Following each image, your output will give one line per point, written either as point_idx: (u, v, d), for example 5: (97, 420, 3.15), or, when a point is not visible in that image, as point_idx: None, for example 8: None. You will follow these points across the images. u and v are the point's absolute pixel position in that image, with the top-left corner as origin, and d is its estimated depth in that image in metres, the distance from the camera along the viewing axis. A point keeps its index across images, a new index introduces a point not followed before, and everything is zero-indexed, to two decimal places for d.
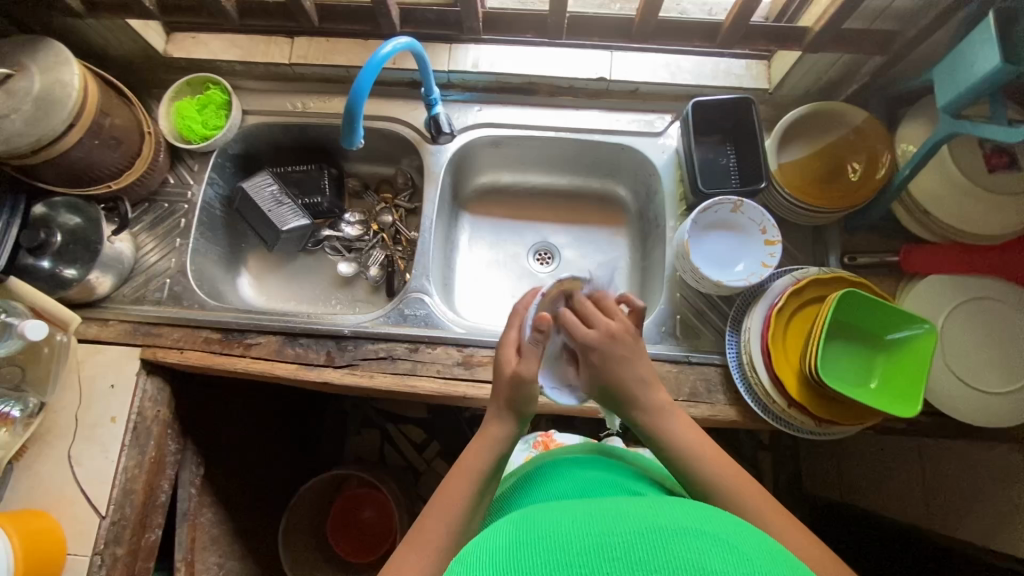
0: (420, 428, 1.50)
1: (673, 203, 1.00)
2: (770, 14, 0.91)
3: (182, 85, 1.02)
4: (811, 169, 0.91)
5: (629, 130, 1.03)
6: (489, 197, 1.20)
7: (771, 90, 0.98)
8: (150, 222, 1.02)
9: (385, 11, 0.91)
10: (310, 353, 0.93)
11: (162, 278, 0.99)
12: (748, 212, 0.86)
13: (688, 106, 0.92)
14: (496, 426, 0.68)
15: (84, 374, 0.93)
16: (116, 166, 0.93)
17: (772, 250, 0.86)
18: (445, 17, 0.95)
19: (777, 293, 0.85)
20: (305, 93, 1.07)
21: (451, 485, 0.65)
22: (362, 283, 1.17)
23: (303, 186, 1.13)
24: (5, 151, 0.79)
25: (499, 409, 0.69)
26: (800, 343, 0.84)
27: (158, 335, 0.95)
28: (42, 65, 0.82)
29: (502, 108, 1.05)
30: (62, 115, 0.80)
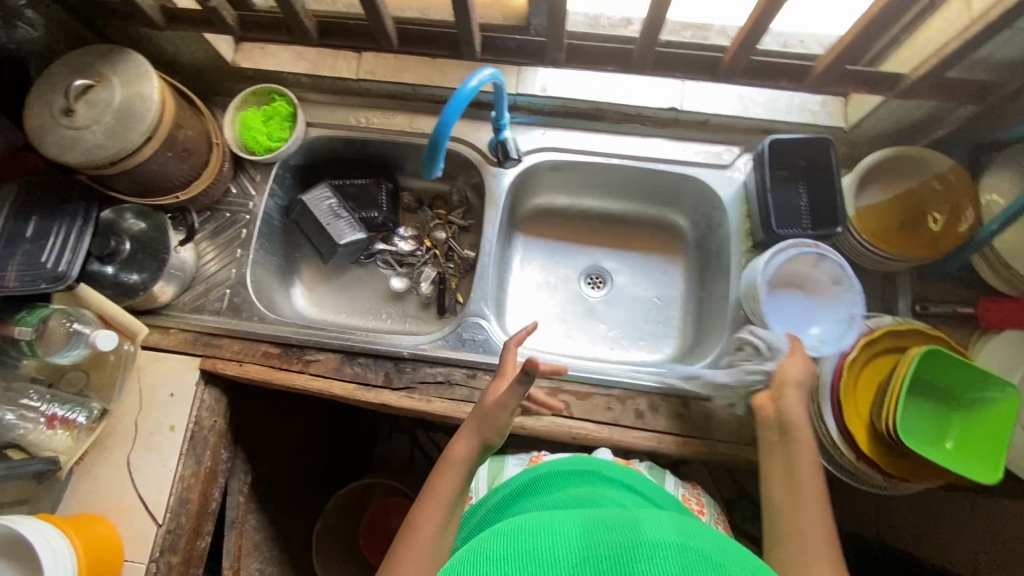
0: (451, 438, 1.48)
1: (738, 239, 0.99)
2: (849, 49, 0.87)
3: (247, 95, 1.02)
4: (888, 214, 0.89)
5: (695, 161, 1.01)
6: (543, 218, 1.19)
7: (847, 129, 0.96)
8: (212, 230, 1.03)
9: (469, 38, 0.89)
10: (368, 373, 0.93)
11: (222, 288, 1.00)
12: (824, 268, 0.89)
13: (764, 143, 0.90)
14: (461, 446, 0.74)
15: (145, 381, 0.93)
16: (184, 177, 0.93)
17: (853, 312, 0.87)
18: (526, 46, 0.92)
19: (850, 342, 0.84)
20: (368, 108, 1.06)
21: (426, 504, 0.71)
22: (413, 298, 1.17)
23: (360, 200, 1.13)
24: (83, 163, 0.79)
25: (470, 432, 0.75)
26: (871, 395, 0.83)
27: (218, 346, 0.95)
28: (123, 77, 0.81)
29: (568, 133, 1.03)
30: (140, 130, 0.80)
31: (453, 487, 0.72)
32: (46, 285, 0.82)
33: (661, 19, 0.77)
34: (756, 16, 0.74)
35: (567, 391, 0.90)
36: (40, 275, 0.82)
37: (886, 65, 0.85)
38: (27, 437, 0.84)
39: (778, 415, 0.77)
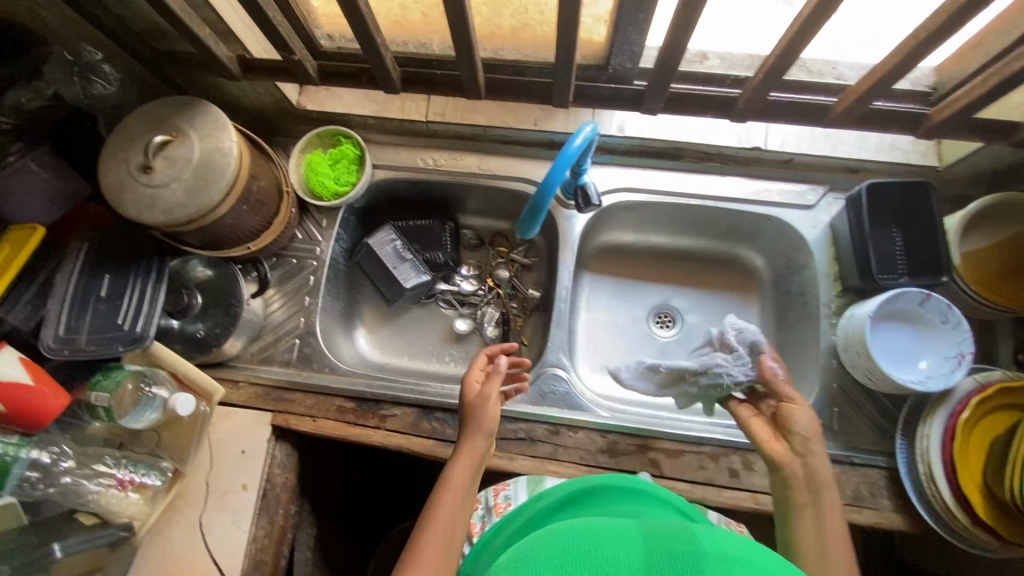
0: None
1: (826, 282, 0.95)
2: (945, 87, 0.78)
3: (313, 138, 0.99)
4: (994, 262, 0.85)
5: (777, 201, 0.98)
6: (609, 255, 1.15)
7: (940, 167, 0.92)
8: (278, 278, 1.00)
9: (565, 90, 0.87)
10: (447, 428, 0.89)
11: (291, 338, 0.97)
12: (932, 305, 0.81)
13: (860, 186, 0.87)
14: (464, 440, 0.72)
15: (215, 438, 0.90)
16: (255, 228, 0.90)
17: (963, 347, 0.79)
18: (620, 94, 0.90)
19: (961, 399, 0.80)
20: (436, 149, 1.04)
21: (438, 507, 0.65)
22: (476, 340, 1.13)
23: (424, 241, 1.11)
24: (163, 222, 0.76)
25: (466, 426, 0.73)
26: (982, 454, 0.79)
27: (290, 401, 0.92)
28: (200, 131, 0.78)
29: (644, 172, 1.01)
30: (221, 187, 0.77)
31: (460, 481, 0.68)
32: (123, 347, 0.78)
33: (784, 69, 0.73)
34: (878, 70, 0.69)
35: (656, 448, 0.87)
36: (118, 337, 0.79)
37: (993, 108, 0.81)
38: (99, 502, 0.79)
39: (805, 472, 0.72)
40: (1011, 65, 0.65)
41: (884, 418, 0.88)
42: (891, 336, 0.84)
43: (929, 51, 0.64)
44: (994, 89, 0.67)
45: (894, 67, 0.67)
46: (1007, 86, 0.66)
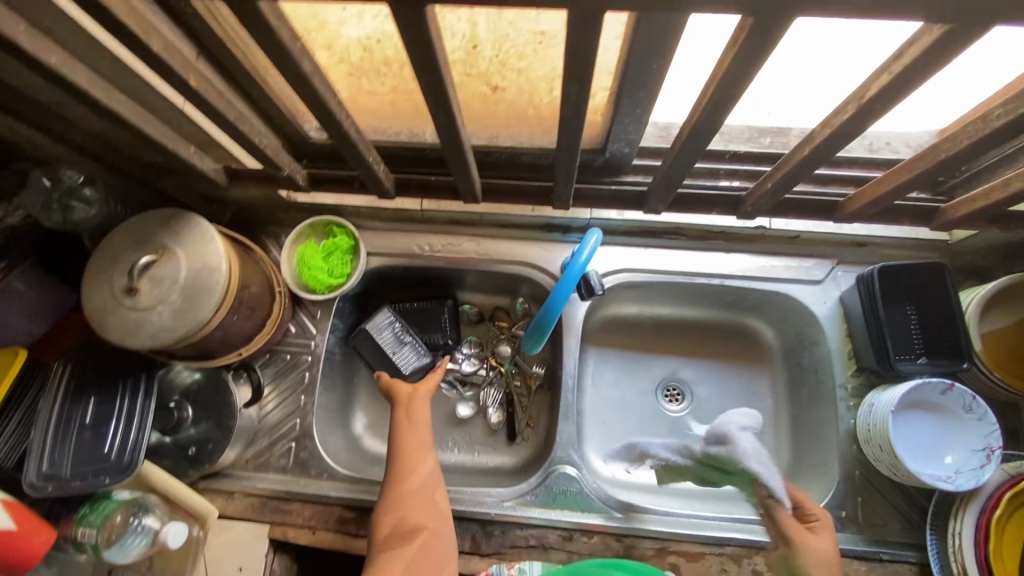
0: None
1: (841, 361, 0.92)
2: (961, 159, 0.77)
3: (306, 228, 0.96)
4: (1015, 343, 0.82)
5: (784, 277, 0.95)
6: (613, 327, 1.12)
7: (949, 241, 0.91)
8: (272, 376, 0.96)
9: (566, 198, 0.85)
10: (453, 538, 0.85)
11: (287, 441, 0.93)
12: (955, 396, 0.78)
13: (871, 268, 0.85)
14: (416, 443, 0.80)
15: (211, 557, 0.85)
16: (247, 333, 0.86)
17: (991, 441, 0.76)
18: (622, 194, 0.90)
19: (991, 493, 0.76)
20: (432, 235, 1.01)
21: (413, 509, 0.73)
22: (480, 422, 1.09)
23: (422, 324, 1.07)
24: (150, 347, 0.73)
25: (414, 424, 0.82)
26: (1017, 552, 0.75)
27: (288, 512, 0.88)
28: (187, 247, 0.75)
29: (646, 252, 0.98)
30: (210, 306, 0.74)
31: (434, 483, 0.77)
32: (111, 479, 0.74)
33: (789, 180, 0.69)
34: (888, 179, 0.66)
35: (674, 551, 0.83)
36: (105, 468, 0.74)
37: None
38: None
39: None
40: None
41: (912, 508, 0.84)
42: (913, 429, 0.79)
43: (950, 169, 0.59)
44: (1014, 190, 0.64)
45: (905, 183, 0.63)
46: None
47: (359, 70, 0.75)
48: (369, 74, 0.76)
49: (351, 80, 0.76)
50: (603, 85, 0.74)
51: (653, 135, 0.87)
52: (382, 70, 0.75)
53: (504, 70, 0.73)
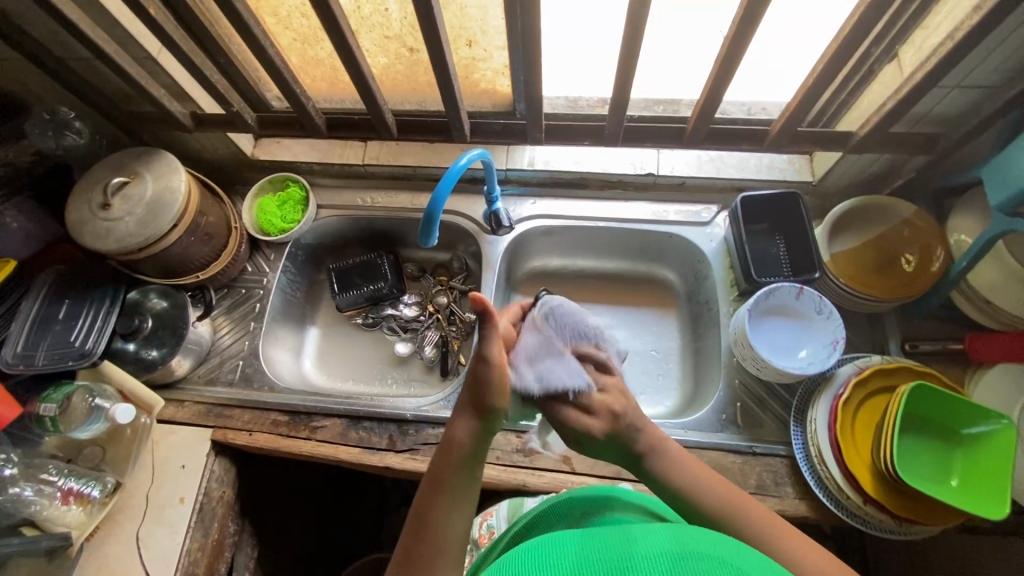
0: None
1: (724, 289, 1.03)
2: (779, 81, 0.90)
3: (265, 184, 1.13)
4: (864, 259, 0.94)
5: (675, 220, 1.08)
6: (539, 279, 1.22)
7: (814, 182, 1.03)
8: (228, 306, 1.10)
9: (460, 126, 0.99)
10: (373, 437, 0.95)
11: (235, 360, 1.06)
12: (807, 299, 0.88)
13: (736, 200, 0.97)
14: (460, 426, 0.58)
15: (158, 454, 0.96)
16: (205, 258, 1.02)
17: (837, 335, 0.86)
18: (511, 129, 1.03)
19: (842, 383, 0.85)
20: (373, 189, 1.17)
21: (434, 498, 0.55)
22: (417, 362, 1.19)
23: (366, 273, 1.21)
24: (116, 250, 0.88)
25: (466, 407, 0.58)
26: (869, 435, 0.83)
27: (229, 416, 0.99)
28: (155, 173, 0.92)
29: (555, 201, 1.13)
30: (169, 218, 0.89)
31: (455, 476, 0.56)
32: (73, 362, 0.88)
33: (626, 102, 0.84)
34: (704, 95, 0.82)
35: (567, 446, 0.91)
36: (68, 353, 0.89)
37: (841, 123, 0.92)
38: (43, 513, 0.85)
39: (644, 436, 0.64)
40: (810, 81, 0.77)
41: (785, 411, 0.92)
42: (771, 335, 0.91)
43: (730, 78, 0.77)
44: (805, 102, 0.78)
45: (708, 98, 0.81)
46: (812, 102, 0.78)
47: (302, 37, 0.90)
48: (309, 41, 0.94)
49: (297, 45, 0.92)
50: (500, 45, 0.91)
51: (563, 105, 1.04)
52: (320, 36, 0.89)
53: (414, 32, 0.88)
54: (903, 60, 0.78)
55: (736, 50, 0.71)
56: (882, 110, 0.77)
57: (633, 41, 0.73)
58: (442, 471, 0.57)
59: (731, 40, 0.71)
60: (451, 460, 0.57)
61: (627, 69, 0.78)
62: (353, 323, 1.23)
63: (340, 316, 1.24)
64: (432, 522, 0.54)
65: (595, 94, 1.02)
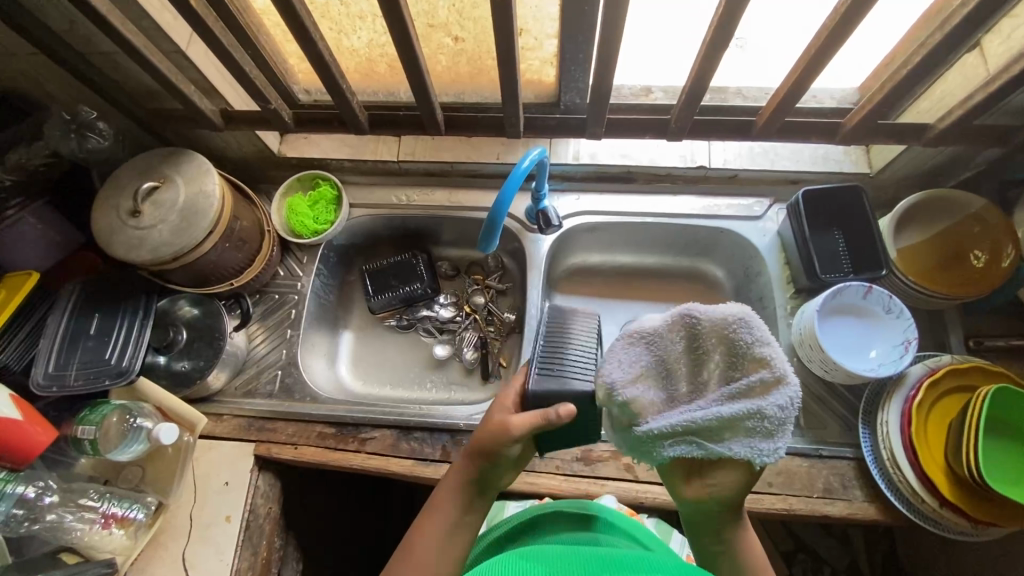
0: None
1: (780, 286, 1.00)
2: (847, 69, 0.86)
3: (294, 182, 1.07)
4: (929, 255, 0.91)
5: (727, 214, 1.04)
6: (580, 277, 1.18)
7: (872, 174, 0.99)
8: (261, 313, 1.05)
9: (513, 121, 0.93)
10: (425, 448, 0.92)
11: (273, 370, 1.01)
12: (875, 298, 0.86)
13: (797, 194, 0.94)
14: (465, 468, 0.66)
15: (200, 471, 0.92)
16: (239, 265, 0.96)
17: (908, 334, 0.84)
18: (567, 123, 0.96)
19: (914, 384, 0.83)
20: (408, 186, 1.12)
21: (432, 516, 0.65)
22: (456, 365, 1.15)
23: (400, 274, 1.16)
24: (150, 260, 0.82)
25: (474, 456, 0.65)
26: (942, 437, 0.81)
27: (272, 430, 0.95)
28: (187, 176, 0.86)
29: (600, 196, 1.08)
30: (204, 225, 0.83)
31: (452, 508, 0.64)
32: (109, 380, 0.83)
33: (699, 93, 0.79)
34: (782, 88, 0.77)
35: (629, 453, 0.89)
36: (105, 371, 0.84)
37: (908, 114, 0.89)
38: (83, 539, 0.81)
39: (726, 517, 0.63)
40: (899, 73, 0.73)
41: (849, 412, 0.90)
42: (838, 335, 0.89)
43: (817, 71, 0.72)
44: (891, 94, 0.75)
45: (788, 93, 0.77)
46: (897, 93, 0.74)
47: (342, 26, 0.84)
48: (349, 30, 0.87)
49: (335, 35, 0.85)
50: (551, 33, 0.85)
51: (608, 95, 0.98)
52: (359, 24, 0.83)
53: (464, 19, 0.83)
54: (988, 50, 0.74)
55: (830, 43, 0.67)
56: (969, 102, 0.74)
57: (720, 28, 0.68)
58: (446, 493, 0.66)
59: (829, 30, 0.66)
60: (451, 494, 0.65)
61: (705, 61, 0.73)
62: (387, 326, 1.19)
63: (373, 318, 1.19)
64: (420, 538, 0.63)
65: (640, 82, 0.97)
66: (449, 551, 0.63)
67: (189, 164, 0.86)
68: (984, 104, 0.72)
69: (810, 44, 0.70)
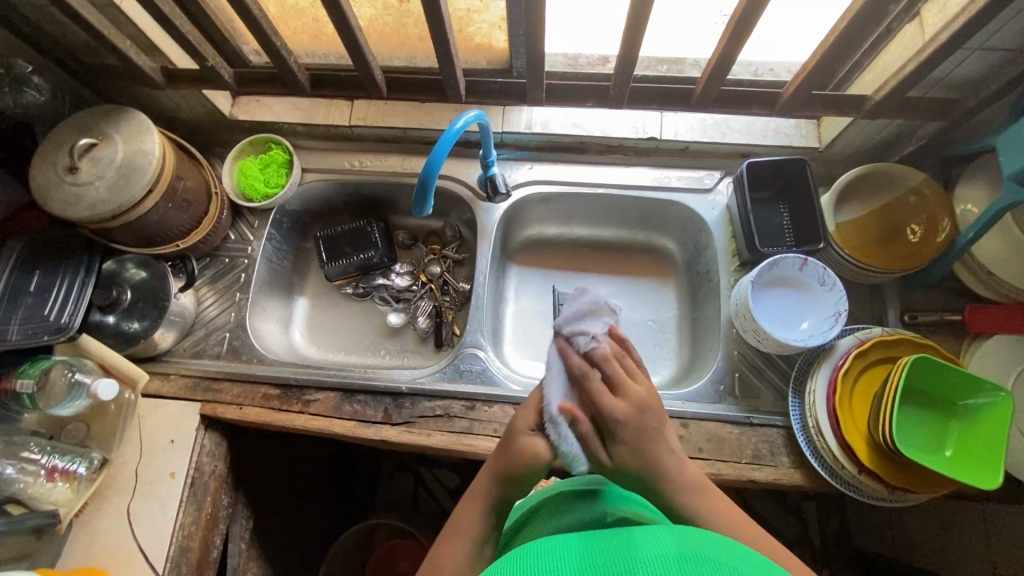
0: (451, 470, 1.36)
1: (724, 259, 1.01)
2: (789, 39, 0.86)
3: (245, 145, 1.06)
4: (868, 230, 0.92)
5: (677, 186, 1.05)
6: (536, 248, 1.18)
7: (821, 148, 0.99)
8: (212, 276, 1.06)
9: (454, 84, 0.92)
10: (368, 410, 0.94)
11: (222, 332, 1.02)
12: (810, 270, 0.87)
13: (742, 166, 0.94)
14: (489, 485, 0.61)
15: (145, 429, 0.93)
16: (185, 226, 0.96)
17: (839, 306, 0.86)
18: (510, 88, 0.97)
19: (842, 354, 0.85)
20: (361, 152, 1.11)
21: (456, 528, 0.60)
22: (410, 332, 1.16)
23: (355, 242, 1.15)
24: (87, 218, 0.82)
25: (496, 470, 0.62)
26: (866, 406, 0.83)
27: (218, 390, 0.96)
28: (125, 134, 0.85)
29: (553, 165, 1.08)
30: (142, 182, 0.83)
31: (475, 527, 0.60)
32: (48, 337, 0.84)
33: (634, 60, 0.79)
34: (716, 55, 0.77)
35: None
36: (44, 327, 0.84)
37: (853, 87, 0.89)
38: (27, 491, 0.83)
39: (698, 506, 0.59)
40: (830, 42, 0.73)
41: (783, 382, 0.92)
42: (772, 306, 0.90)
43: (746, 38, 0.72)
44: (822, 63, 0.75)
45: (721, 60, 0.76)
46: (828, 63, 0.74)
47: None
48: None
49: None
50: None
51: (562, 63, 0.98)
52: None
53: None
54: (925, 19, 0.74)
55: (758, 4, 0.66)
56: (902, 72, 0.74)
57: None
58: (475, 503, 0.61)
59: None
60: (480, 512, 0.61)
61: (636, 25, 0.73)
62: (343, 293, 1.19)
63: (329, 286, 1.20)
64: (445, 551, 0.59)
65: (597, 51, 0.96)
66: (469, 553, 0.58)
67: (128, 121, 0.86)
68: (913, 76, 0.72)
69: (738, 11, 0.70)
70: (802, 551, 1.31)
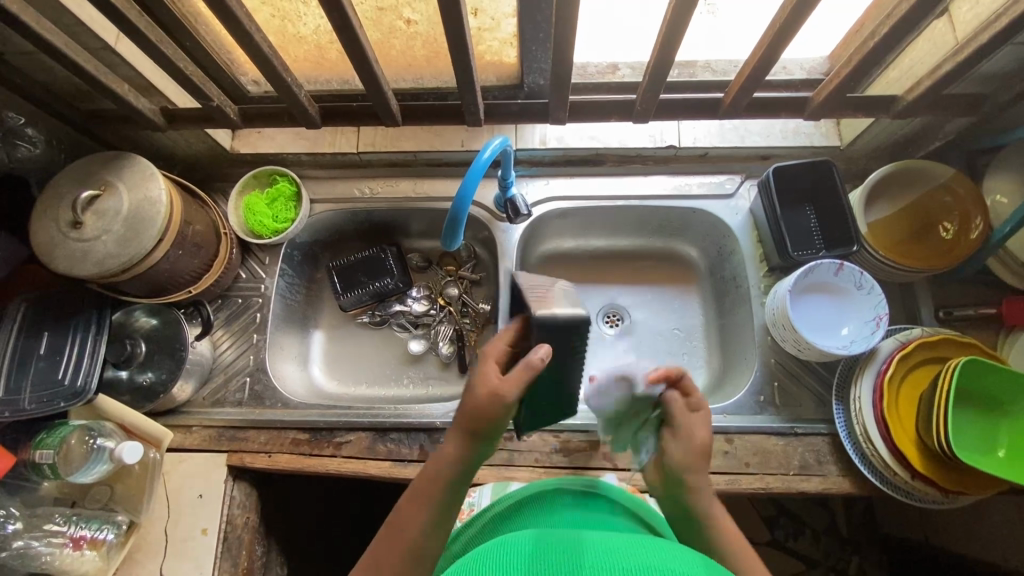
0: None
1: (752, 265, 0.99)
2: (812, 41, 0.84)
3: (250, 179, 1.02)
4: (900, 229, 0.91)
5: (699, 193, 1.02)
6: (554, 263, 1.15)
7: (842, 147, 0.98)
8: (225, 319, 1.02)
9: (473, 109, 0.89)
10: (402, 448, 0.91)
11: (241, 376, 0.98)
12: (846, 275, 0.86)
13: (768, 171, 0.93)
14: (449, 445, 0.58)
15: (171, 486, 0.90)
16: (195, 272, 0.92)
17: (879, 310, 0.84)
18: (527, 107, 0.94)
19: (885, 358, 0.83)
20: (369, 178, 1.08)
21: (418, 494, 0.58)
22: (433, 359, 1.13)
23: (370, 270, 1.12)
24: (95, 274, 0.78)
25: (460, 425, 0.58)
26: (914, 410, 0.82)
27: (244, 439, 0.92)
28: (130, 182, 0.81)
29: (570, 179, 1.05)
30: (152, 233, 0.79)
31: (443, 496, 0.57)
32: (65, 402, 0.79)
33: (662, 72, 0.76)
34: (748, 65, 0.75)
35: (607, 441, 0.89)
36: (59, 393, 0.80)
37: (876, 85, 0.87)
38: (55, 563, 0.79)
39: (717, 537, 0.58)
40: (865, 46, 0.71)
41: (823, 388, 0.91)
42: (810, 314, 0.89)
43: (783, 47, 0.70)
44: (858, 68, 0.73)
45: (754, 70, 0.74)
46: (863, 67, 0.73)
47: (282, 11, 0.78)
48: (292, 17, 0.80)
49: (276, 22, 0.80)
50: (508, 11, 0.80)
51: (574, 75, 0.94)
52: (302, 10, 0.78)
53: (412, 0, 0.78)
54: (956, 17, 0.72)
55: (800, 13, 0.64)
56: (937, 72, 0.72)
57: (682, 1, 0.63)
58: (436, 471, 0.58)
59: (794, 2, 0.63)
60: (439, 475, 0.57)
61: (668, 38, 0.70)
62: (360, 323, 1.16)
63: (345, 317, 1.16)
64: (407, 512, 0.57)
65: (607, 59, 0.93)
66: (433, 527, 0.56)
67: (132, 167, 0.81)
68: (949, 76, 0.71)
69: (777, 16, 0.67)
70: (835, 543, 1.31)
